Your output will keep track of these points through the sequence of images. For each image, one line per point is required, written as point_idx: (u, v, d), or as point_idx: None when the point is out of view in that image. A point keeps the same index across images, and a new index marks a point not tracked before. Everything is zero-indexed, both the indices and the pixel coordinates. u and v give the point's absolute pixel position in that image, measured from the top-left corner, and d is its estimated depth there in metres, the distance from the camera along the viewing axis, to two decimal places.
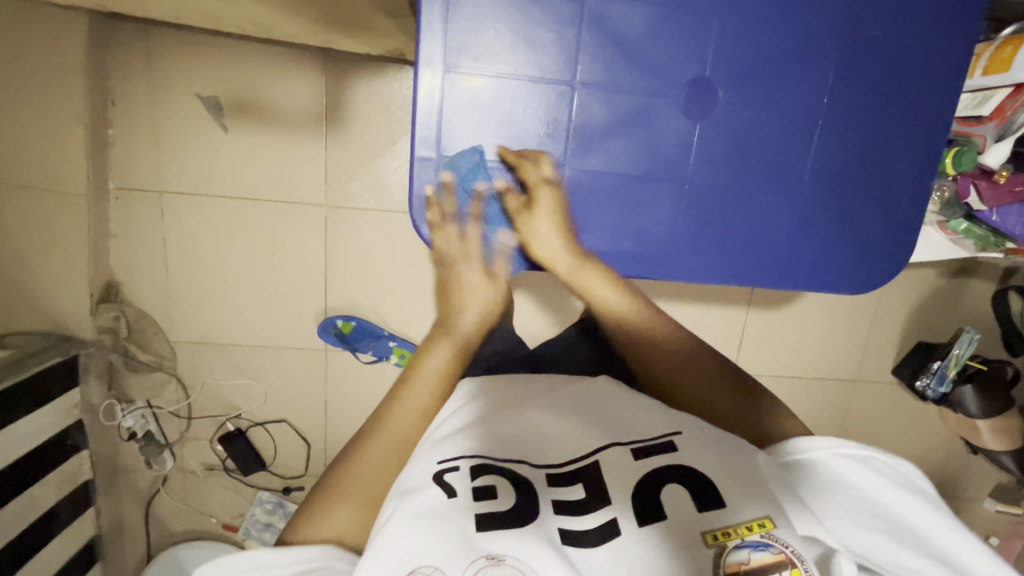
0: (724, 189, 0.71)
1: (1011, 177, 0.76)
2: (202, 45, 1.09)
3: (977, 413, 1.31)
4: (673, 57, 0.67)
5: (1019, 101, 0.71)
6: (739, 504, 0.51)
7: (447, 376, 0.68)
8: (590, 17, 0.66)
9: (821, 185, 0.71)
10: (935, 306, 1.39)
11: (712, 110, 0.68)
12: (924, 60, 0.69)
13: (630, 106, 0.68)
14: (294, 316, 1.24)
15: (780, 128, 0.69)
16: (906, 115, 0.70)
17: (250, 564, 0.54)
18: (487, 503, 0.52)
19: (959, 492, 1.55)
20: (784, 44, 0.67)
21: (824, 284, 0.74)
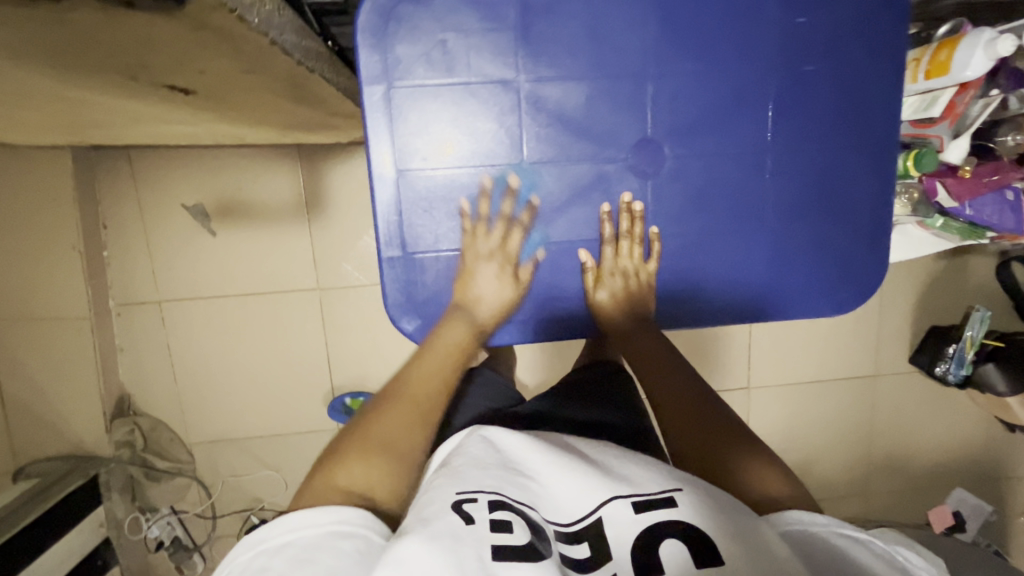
0: (690, 237, 0.73)
1: (974, 171, 0.78)
2: (181, 159, 1.14)
3: (1005, 391, 1.27)
4: (616, 123, 0.69)
5: (968, 96, 0.72)
6: (738, 563, 0.49)
7: (461, 353, 0.68)
8: (529, 102, 0.68)
9: (783, 217, 0.72)
10: (941, 289, 1.37)
11: (662, 164, 0.71)
12: (862, 84, 0.70)
13: (580, 174, 0.71)
14: (303, 400, 1.26)
15: (733, 171, 0.71)
16: (852, 138, 0.72)
17: (283, 528, 0.50)
18: (503, 536, 0.50)
19: (1008, 473, 1.49)
20: (720, 94, 0.69)
21: (808, 310, 0.75)
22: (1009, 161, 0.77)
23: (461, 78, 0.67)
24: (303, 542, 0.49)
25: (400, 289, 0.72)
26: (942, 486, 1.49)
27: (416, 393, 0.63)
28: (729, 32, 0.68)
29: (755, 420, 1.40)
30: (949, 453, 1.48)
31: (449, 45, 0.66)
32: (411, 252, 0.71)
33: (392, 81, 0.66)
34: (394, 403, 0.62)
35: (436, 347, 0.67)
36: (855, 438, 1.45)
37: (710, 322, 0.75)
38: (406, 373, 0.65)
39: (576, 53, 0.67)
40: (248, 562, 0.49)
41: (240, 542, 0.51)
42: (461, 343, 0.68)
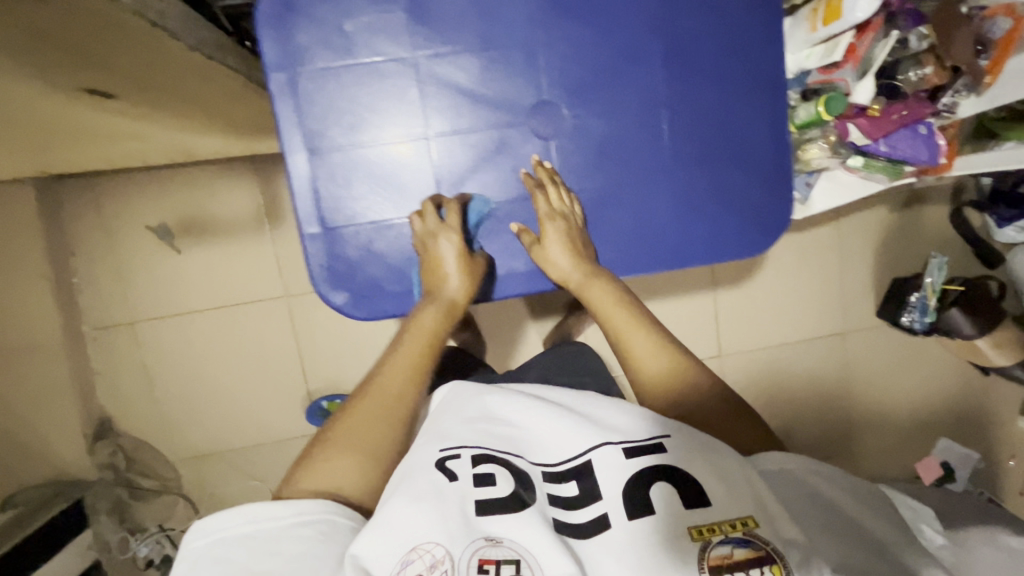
0: (597, 192, 0.75)
1: (884, 108, 0.81)
2: (142, 182, 1.18)
3: (974, 332, 1.29)
4: (512, 91, 0.73)
5: (867, 40, 0.78)
6: (724, 505, 0.54)
7: (436, 340, 0.70)
8: (428, 77, 0.72)
9: (683, 165, 0.75)
10: (897, 241, 1.40)
11: (562, 126, 0.74)
12: (741, 34, 0.74)
13: (483, 143, 0.74)
14: (281, 408, 1.28)
15: (630, 127, 0.74)
16: (740, 85, 0.75)
17: (241, 519, 0.56)
18: (487, 490, 0.55)
19: (989, 418, 1.50)
20: (608, 55, 0.73)
21: (720, 252, 0.77)
22: (915, 98, 0.81)
23: (364, 61, 0.71)
24: (263, 531, 0.55)
25: (324, 264, 0.73)
26: (928, 437, 1.50)
27: (391, 387, 0.66)
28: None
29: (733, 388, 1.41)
30: (929, 403, 1.49)
31: (348, 30, 0.70)
32: (330, 227, 0.73)
33: (296, 69, 0.70)
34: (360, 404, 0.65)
35: (413, 334, 0.69)
36: (834, 397, 1.46)
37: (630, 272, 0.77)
38: (383, 367, 0.68)
39: (467, 29, 0.71)
40: (211, 547, 0.55)
41: (198, 528, 0.57)
42: (435, 327, 0.70)
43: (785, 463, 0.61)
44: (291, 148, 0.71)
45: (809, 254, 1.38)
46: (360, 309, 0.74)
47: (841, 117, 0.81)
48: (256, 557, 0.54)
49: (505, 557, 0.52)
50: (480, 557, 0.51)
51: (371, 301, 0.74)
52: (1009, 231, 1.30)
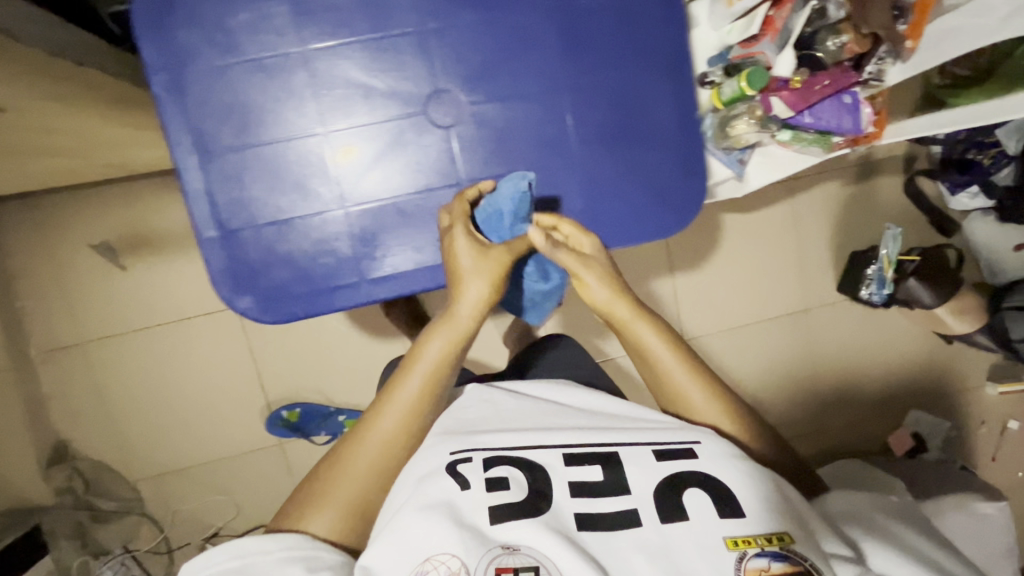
0: (503, 179, 0.71)
1: (807, 80, 0.80)
2: (79, 200, 1.16)
3: (933, 302, 1.30)
4: (403, 79, 0.68)
5: (784, 12, 0.77)
6: (759, 518, 0.55)
7: (439, 372, 0.64)
8: (312, 68, 0.66)
9: (590, 147, 0.71)
10: (854, 215, 1.39)
11: (461, 113, 0.69)
12: (642, 11, 0.70)
13: (381, 135, 0.69)
14: (240, 420, 1.26)
15: (533, 110, 0.70)
16: (648, 59, 0.70)
17: (232, 554, 0.57)
18: (501, 495, 0.57)
19: (959, 385, 1.50)
20: (504, 37, 0.68)
21: (636, 235, 0.73)
22: (839, 67, 0.81)
23: (246, 55, 0.65)
24: (247, 568, 0.55)
25: (224, 270, 0.66)
26: (898, 408, 1.50)
27: (390, 424, 0.63)
28: None
29: None
30: (898, 375, 1.49)
31: (231, 26, 0.64)
32: (222, 230, 0.66)
33: (170, 66, 0.64)
34: (350, 447, 0.63)
35: (415, 364, 0.64)
36: (802, 375, 1.44)
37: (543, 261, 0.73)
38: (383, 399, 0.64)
39: (352, 17, 0.66)
40: None
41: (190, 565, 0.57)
42: (439, 358, 0.64)
43: (850, 503, 0.63)
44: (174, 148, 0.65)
45: (767, 233, 1.37)
46: (268, 315, 0.69)
47: (764, 91, 0.81)
48: None
49: (523, 564, 0.53)
50: (497, 565, 0.53)
51: (278, 306, 0.68)
52: (965, 199, 1.34)
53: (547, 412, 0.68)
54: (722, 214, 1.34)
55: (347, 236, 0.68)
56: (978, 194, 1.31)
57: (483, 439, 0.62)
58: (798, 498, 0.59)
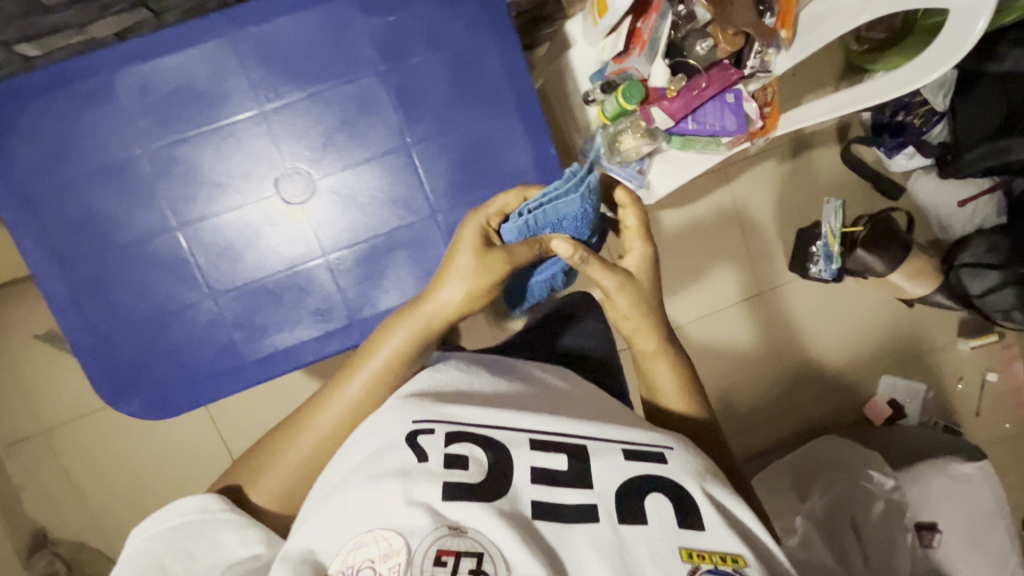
0: (368, 246, 0.69)
1: (684, 86, 0.79)
2: (17, 295, 1.18)
3: (885, 268, 1.29)
4: (247, 162, 0.67)
5: (649, 22, 0.76)
6: (719, 534, 0.53)
7: (390, 375, 0.65)
8: (151, 163, 0.66)
9: (454, 200, 0.69)
10: (794, 191, 1.38)
11: (314, 187, 0.68)
12: (478, 55, 0.67)
13: (237, 220, 0.67)
14: (210, 483, 1.27)
15: (387, 173, 0.68)
16: (491, 102, 0.68)
17: (174, 512, 0.63)
18: (456, 473, 0.52)
19: (931, 344, 1.47)
20: (341, 106, 0.67)
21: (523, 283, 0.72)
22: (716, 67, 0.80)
23: (84, 163, 0.65)
24: (190, 524, 0.62)
25: (105, 373, 0.68)
26: (873, 376, 1.47)
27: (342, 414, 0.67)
28: (317, 44, 0.66)
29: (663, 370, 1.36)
30: (867, 343, 1.46)
31: (70, 137, 0.65)
32: (98, 336, 0.67)
33: (18, 189, 0.65)
34: (288, 433, 0.69)
35: (371, 360, 0.65)
36: (766, 356, 1.43)
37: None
38: (337, 386, 0.68)
39: (180, 109, 0.65)
40: (145, 537, 0.62)
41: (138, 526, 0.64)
42: (396, 357, 0.64)
43: None
44: (38, 267, 0.66)
45: (708, 223, 1.36)
46: (157, 412, 0.69)
47: (644, 103, 0.80)
48: (180, 550, 0.61)
49: (466, 550, 0.48)
50: (438, 547, 0.48)
51: (163, 403, 0.68)
52: (902, 160, 1.31)
53: (523, 396, 0.63)
54: (658, 211, 1.33)
55: (225, 320, 0.68)
56: (915, 154, 1.28)
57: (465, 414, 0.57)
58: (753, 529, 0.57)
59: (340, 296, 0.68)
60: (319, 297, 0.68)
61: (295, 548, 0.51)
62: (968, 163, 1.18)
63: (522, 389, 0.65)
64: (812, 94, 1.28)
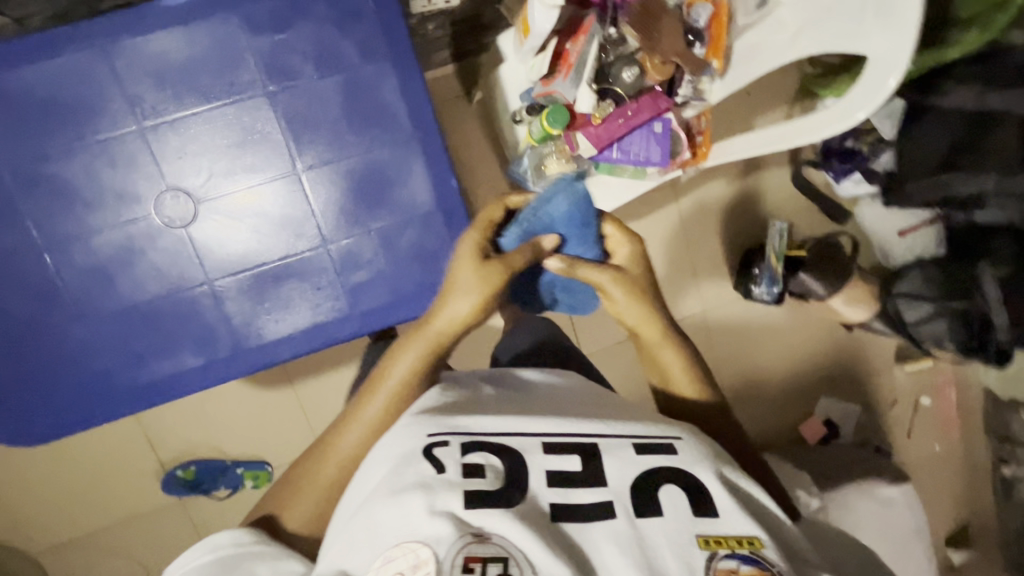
0: (245, 275, 0.72)
1: (611, 114, 0.78)
2: None
3: (824, 292, 1.31)
4: (122, 184, 0.70)
5: (576, 43, 0.74)
6: (734, 520, 0.53)
7: (406, 390, 0.66)
8: (14, 178, 0.68)
9: (344, 224, 0.72)
10: (742, 211, 1.38)
11: (190, 214, 0.71)
12: (368, 79, 0.71)
13: (116, 243, 0.70)
14: (135, 484, 1.24)
15: (275, 197, 0.71)
16: (380, 133, 0.72)
17: (207, 548, 0.61)
18: (475, 482, 0.53)
19: (868, 367, 1.49)
20: (228, 130, 0.70)
21: (417, 308, 0.76)
22: (646, 96, 0.78)
23: None
24: (224, 559, 0.59)
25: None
26: (812, 397, 1.50)
27: (352, 437, 0.67)
28: (204, 63, 0.68)
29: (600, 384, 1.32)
30: (809, 363, 1.48)
31: None
32: None
33: None
34: (316, 462, 0.68)
35: (382, 377, 0.67)
36: None
37: (316, 346, 0.74)
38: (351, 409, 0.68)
39: (56, 122, 0.67)
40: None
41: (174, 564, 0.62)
42: (405, 376, 0.66)
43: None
44: None
45: (656, 240, 1.35)
46: (26, 437, 0.72)
47: (568, 129, 0.78)
48: None
49: (492, 555, 0.49)
50: (465, 555, 0.49)
51: (27, 430, 0.71)
52: (850, 185, 1.31)
53: (532, 401, 0.64)
54: None
55: (99, 346, 0.71)
56: (862, 181, 1.29)
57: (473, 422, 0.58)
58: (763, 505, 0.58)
59: (224, 323, 0.72)
60: (201, 324, 0.72)
61: (331, 567, 0.52)
62: (910, 193, 1.19)
63: (526, 395, 0.66)
64: (763, 115, 1.28)
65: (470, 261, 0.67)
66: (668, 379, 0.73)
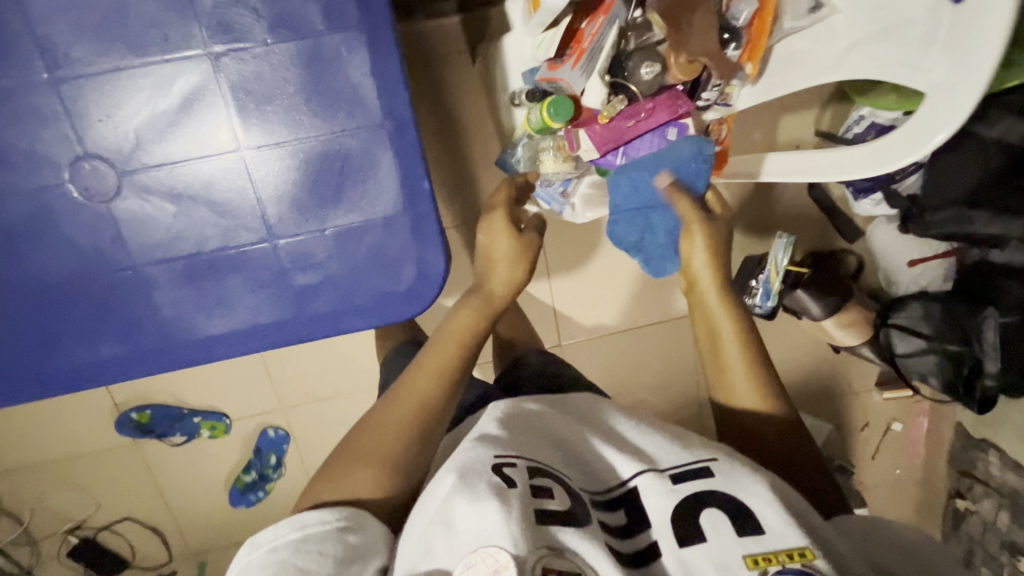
0: (174, 266, 0.66)
1: (620, 114, 0.73)
2: None
3: (820, 314, 1.25)
4: (32, 146, 0.62)
5: (595, 26, 0.66)
6: (779, 532, 0.51)
7: (469, 333, 0.73)
8: None
9: (291, 215, 0.66)
10: (750, 215, 1.30)
11: (114, 189, 0.64)
12: (335, 48, 0.62)
13: (26, 205, 0.63)
14: (86, 423, 1.21)
15: (215, 176, 0.65)
16: (342, 119, 0.64)
17: (292, 527, 0.56)
18: (548, 501, 0.53)
19: (846, 389, 1.47)
20: (159, 96, 0.62)
21: (374, 319, 0.70)
22: (666, 92, 0.73)
23: None
24: (315, 538, 0.55)
25: None
26: None
27: (417, 394, 0.67)
28: (135, 9, 0.60)
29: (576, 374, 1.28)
30: (789, 378, 1.45)
31: None
32: None
33: None
34: (394, 410, 0.66)
35: (446, 330, 0.73)
36: None
37: (251, 348, 0.69)
38: (416, 368, 0.70)
39: None
40: (262, 559, 0.54)
41: (245, 546, 0.56)
42: (467, 325, 0.73)
43: None
44: None
45: None
46: None
47: (570, 124, 0.74)
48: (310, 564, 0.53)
49: (568, 569, 0.48)
50: (543, 566, 0.48)
51: None
52: (868, 204, 1.22)
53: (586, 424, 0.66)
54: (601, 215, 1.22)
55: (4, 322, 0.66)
56: (881, 202, 1.19)
57: (529, 436, 0.62)
58: (809, 516, 0.56)
59: (153, 311, 0.67)
60: (125, 313, 0.66)
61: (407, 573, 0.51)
62: (931, 223, 1.11)
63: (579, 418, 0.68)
64: (792, 115, 1.16)
65: (506, 233, 0.77)
66: (728, 382, 0.69)
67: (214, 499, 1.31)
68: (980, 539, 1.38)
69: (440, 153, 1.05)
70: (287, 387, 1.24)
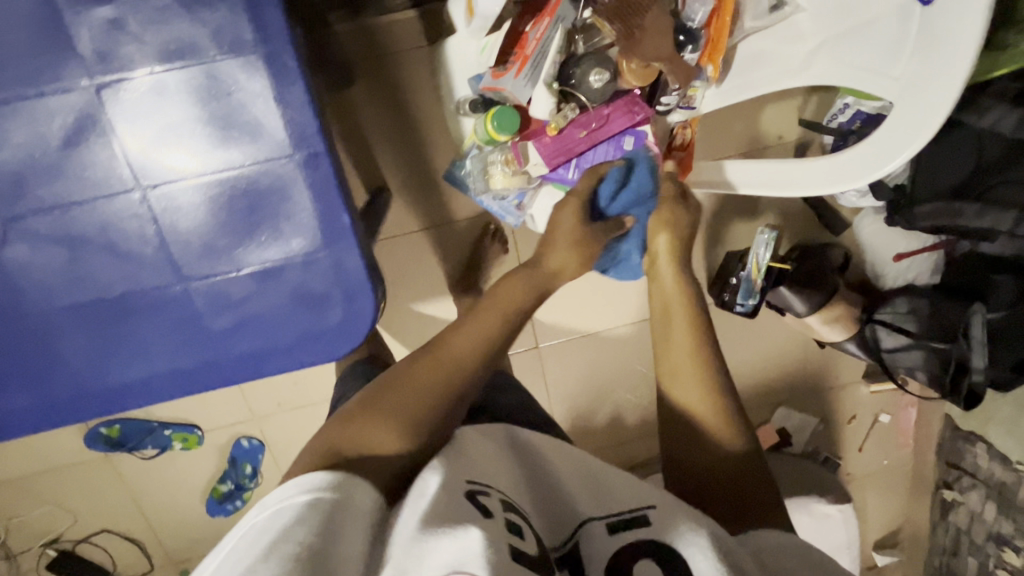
0: (76, 314, 0.65)
1: (567, 129, 0.77)
2: None
3: (804, 310, 1.20)
4: None
5: (538, 33, 0.69)
6: None
7: (518, 304, 0.66)
8: None
9: (199, 256, 0.65)
10: (731, 209, 1.25)
11: (7, 238, 0.62)
12: (230, 75, 0.61)
13: None
14: (55, 439, 1.19)
15: (110, 218, 0.63)
16: (244, 151, 0.63)
17: (300, 488, 0.44)
18: (523, 541, 0.46)
19: (833, 382, 1.44)
20: (38, 140, 0.60)
21: (300, 361, 0.70)
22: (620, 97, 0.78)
23: None
24: (329, 502, 0.43)
25: None
26: (769, 405, 1.45)
27: (452, 354, 0.59)
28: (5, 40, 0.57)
29: (553, 377, 1.25)
30: (774, 372, 1.42)
31: None
32: None
33: None
34: (429, 365, 0.57)
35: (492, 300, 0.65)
36: None
37: (170, 393, 0.69)
38: (449, 330, 0.61)
39: None
40: (266, 524, 0.42)
41: (246, 513, 0.44)
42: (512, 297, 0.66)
43: None
44: None
45: None
46: None
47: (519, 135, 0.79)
48: (326, 531, 0.41)
49: None
50: None
51: None
52: (852, 197, 1.15)
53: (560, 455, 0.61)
54: None
55: None
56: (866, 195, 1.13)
57: (496, 463, 0.56)
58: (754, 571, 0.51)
59: (64, 359, 0.66)
60: (32, 363, 0.66)
61: None
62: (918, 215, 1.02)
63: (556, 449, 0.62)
64: (774, 105, 1.10)
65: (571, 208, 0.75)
66: (681, 389, 0.64)
67: (191, 509, 1.30)
68: (967, 530, 1.37)
69: (400, 156, 1.00)
70: (258, 397, 1.22)
